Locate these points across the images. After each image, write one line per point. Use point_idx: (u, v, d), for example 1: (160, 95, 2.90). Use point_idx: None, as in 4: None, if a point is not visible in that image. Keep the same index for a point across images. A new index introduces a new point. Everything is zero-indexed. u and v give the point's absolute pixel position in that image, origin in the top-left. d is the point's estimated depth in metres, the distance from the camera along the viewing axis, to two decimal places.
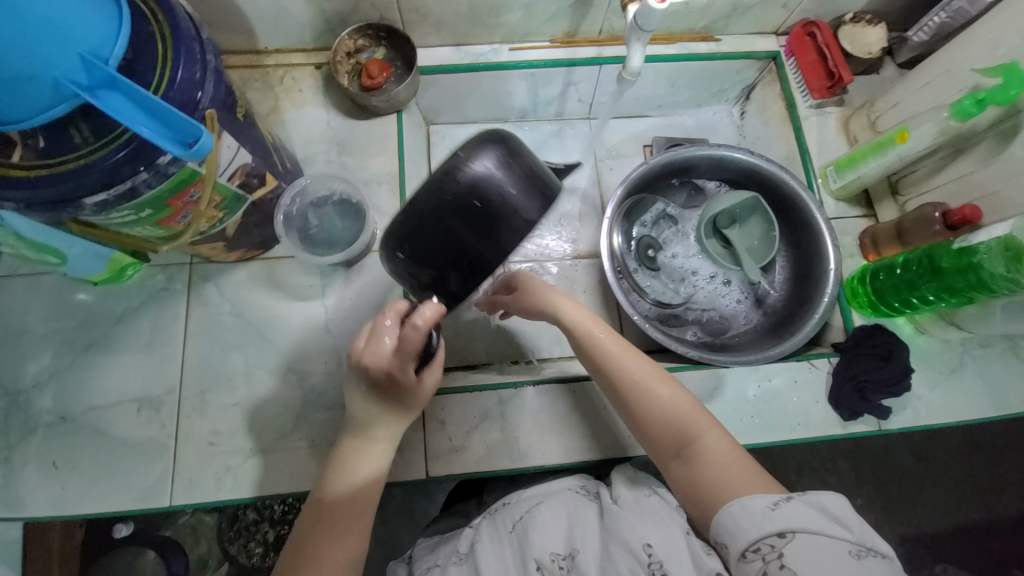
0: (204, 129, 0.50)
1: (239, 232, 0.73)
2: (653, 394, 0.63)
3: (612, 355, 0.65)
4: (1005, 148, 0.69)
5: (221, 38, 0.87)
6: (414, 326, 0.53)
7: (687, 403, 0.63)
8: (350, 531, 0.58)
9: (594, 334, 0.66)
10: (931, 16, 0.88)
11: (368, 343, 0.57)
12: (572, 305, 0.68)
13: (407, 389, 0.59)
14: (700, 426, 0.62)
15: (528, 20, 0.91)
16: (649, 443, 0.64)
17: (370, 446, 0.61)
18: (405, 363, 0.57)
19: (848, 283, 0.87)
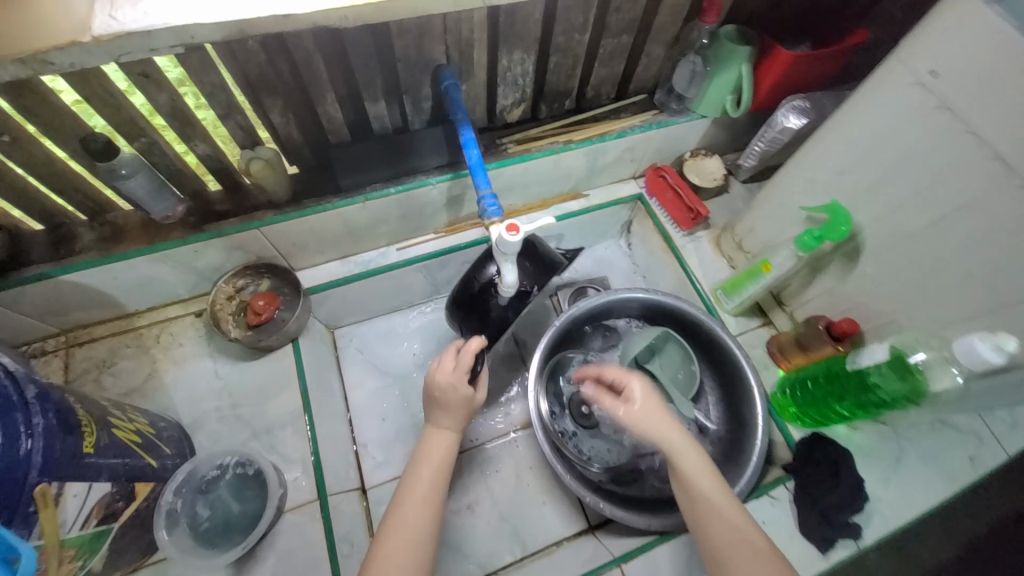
0: (30, 539, 0.39)
1: (110, 560, 0.61)
2: (754, 558, 0.58)
3: (714, 499, 0.63)
4: (854, 266, 0.76)
5: (82, 315, 0.81)
6: (461, 351, 0.70)
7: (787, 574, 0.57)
8: (432, 508, 0.62)
9: (700, 475, 0.65)
10: (753, 146, 0.99)
11: (436, 365, 0.70)
12: (679, 440, 0.67)
13: (463, 401, 0.68)
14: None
15: (407, 223, 0.93)
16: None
17: (440, 436, 0.67)
18: (460, 377, 0.68)
19: (773, 396, 0.88)
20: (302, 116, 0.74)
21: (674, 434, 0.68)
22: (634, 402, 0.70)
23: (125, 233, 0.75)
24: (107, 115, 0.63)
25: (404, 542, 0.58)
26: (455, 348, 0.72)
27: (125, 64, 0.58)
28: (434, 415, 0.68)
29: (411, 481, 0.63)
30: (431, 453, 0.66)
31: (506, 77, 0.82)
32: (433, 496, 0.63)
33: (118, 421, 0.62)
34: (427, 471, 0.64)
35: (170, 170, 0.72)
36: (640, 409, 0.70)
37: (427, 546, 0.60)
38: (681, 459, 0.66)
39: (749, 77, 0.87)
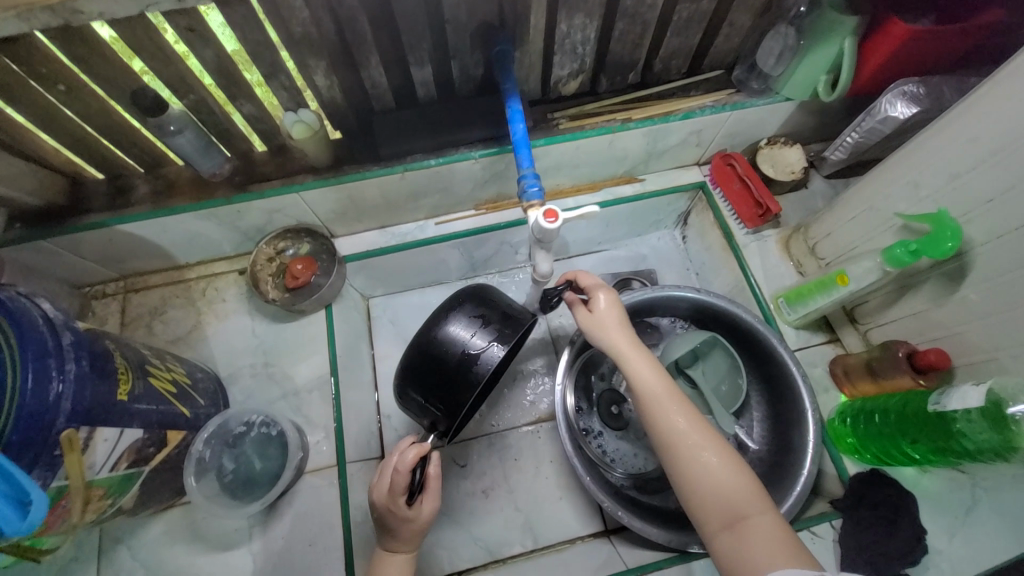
0: (43, 483, 0.44)
1: (142, 498, 0.66)
2: (704, 456, 0.57)
3: (662, 397, 0.60)
4: (955, 289, 0.64)
5: (139, 264, 0.85)
6: (398, 466, 0.60)
7: (735, 473, 0.56)
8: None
9: (646, 375, 0.62)
10: (843, 137, 0.87)
11: (377, 480, 0.62)
12: (624, 341, 0.65)
13: (405, 523, 0.61)
14: (755, 500, 0.54)
15: (447, 197, 0.89)
16: (693, 507, 0.57)
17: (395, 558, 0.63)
18: (399, 502, 0.60)
19: (830, 423, 0.79)
20: (345, 78, 0.71)
21: (619, 338, 0.65)
22: (600, 313, 0.67)
23: (175, 188, 0.76)
24: (157, 70, 0.63)
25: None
26: (395, 458, 0.62)
27: (171, 18, 0.57)
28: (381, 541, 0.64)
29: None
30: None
31: (564, 45, 0.74)
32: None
33: (154, 369, 0.64)
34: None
35: (218, 128, 0.73)
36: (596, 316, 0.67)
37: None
38: (631, 363, 0.63)
39: (851, 55, 0.75)
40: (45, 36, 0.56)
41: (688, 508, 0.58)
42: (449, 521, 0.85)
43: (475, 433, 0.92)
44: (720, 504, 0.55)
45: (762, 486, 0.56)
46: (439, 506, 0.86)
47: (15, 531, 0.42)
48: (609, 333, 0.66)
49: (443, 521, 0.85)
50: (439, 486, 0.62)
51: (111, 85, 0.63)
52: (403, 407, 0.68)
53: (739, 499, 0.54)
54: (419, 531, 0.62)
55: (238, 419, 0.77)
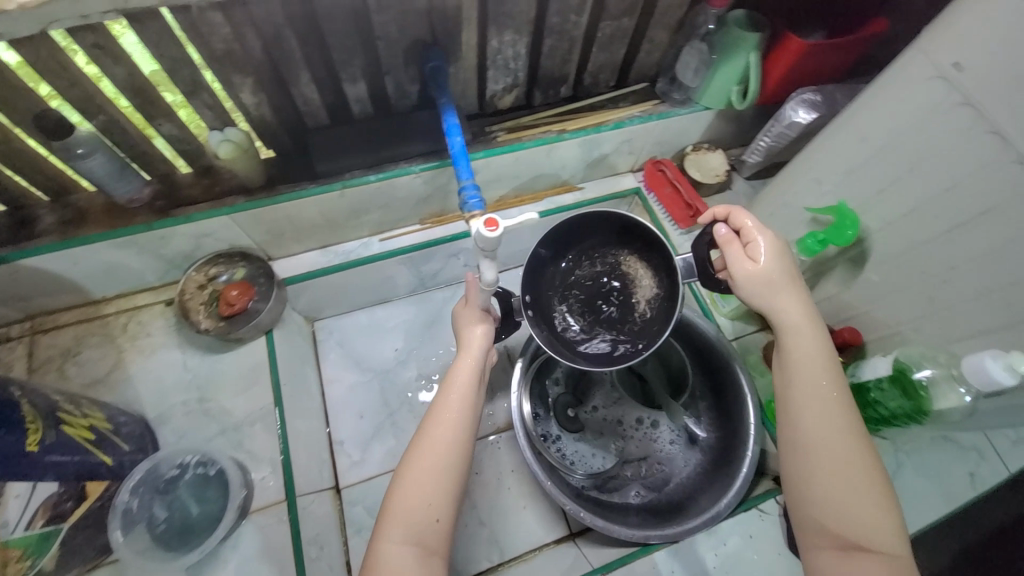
0: None
1: (59, 562, 0.59)
2: (850, 476, 0.51)
3: (817, 398, 0.54)
4: (859, 273, 0.71)
5: (47, 301, 0.77)
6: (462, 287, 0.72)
7: (876, 503, 0.51)
8: (470, 415, 0.60)
9: (816, 370, 0.55)
10: (757, 141, 0.95)
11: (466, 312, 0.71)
12: (796, 322, 0.57)
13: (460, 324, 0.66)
14: (890, 542, 0.50)
15: (390, 213, 0.88)
16: (804, 513, 0.53)
17: (468, 354, 0.64)
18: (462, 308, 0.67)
19: (767, 404, 0.85)
20: (275, 96, 0.69)
21: (798, 316, 0.57)
22: (762, 282, 0.57)
23: (87, 217, 0.70)
24: (60, 90, 0.58)
25: (434, 455, 0.57)
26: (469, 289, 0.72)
27: (74, 35, 0.53)
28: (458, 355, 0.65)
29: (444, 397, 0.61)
30: (457, 381, 0.62)
31: (497, 60, 0.77)
32: (469, 398, 0.61)
33: (68, 415, 0.58)
34: (459, 385, 0.61)
35: (134, 150, 0.68)
36: (763, 274, 0.57)
37: (454, 455, 0.58)
38: (798, 349, 0.56)
39: (756, 67, 0.82)
40: None
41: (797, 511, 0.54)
42: None
43: None
44: (842, 529, 0.51)
45: (901, 530, 0.51)
46: None
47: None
48: (787, 307, 0.57)
49: None
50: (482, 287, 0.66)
51: (7, 108, 0.58)
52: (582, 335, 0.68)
53: (869, 533, 0.50)
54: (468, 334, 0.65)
55: (170, 462, 0.70)
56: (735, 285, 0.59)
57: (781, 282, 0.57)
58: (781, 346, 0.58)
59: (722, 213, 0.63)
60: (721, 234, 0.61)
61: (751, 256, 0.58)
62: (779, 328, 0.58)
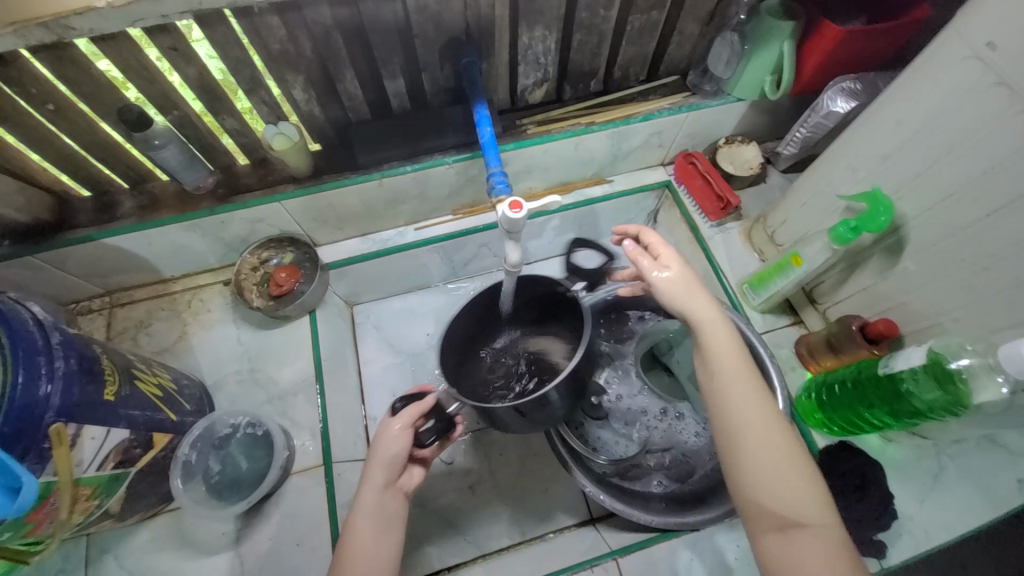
0: (32, 469, 0.45)
1: (128, 502, 0.67)
2: (773, 455, 0.53)
3: (734, 383, 0.56)
4: (895, 262, 0.69)
5: (125, 279, 0.87)
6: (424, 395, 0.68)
7: (800, 476, 0.52)
8: (381, 557, 0.58)
9: (731, 365, 0.57)
10: (793, 133, 0.93)
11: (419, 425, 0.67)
12: (709, 320, 0.59)
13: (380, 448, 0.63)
14: (821, 512, 0.50)
15: (425, 204, 0.94)
16: (742, 499, 0.53)
17: (367, 492, 0.60)
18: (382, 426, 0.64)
19: (798, 400, 0.81)
20: (322, 93, 0.76)
21: (710, 313, 0.59)
22: (673, 282, 0.61)
23: (159, 202, 0.80)
24: (141, 87, 0.67)
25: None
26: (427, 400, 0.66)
27: (154, 38, 0.61)
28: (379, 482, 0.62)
29: (350, 535, 0.59)
30: (356, 530, 0.58)
31: (528, 55, 0.80)
32: (380, 541, 0.59)
33: (141, 374, 0.66)
34: (361, 530, 0.59)
35: (200, 142, 0.77)
36: (674, 278, 0.61)
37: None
38: (710, 340, 0.58)
39: (790, 56, 0.82)
40: (33, 57, 0.59)
41: (736, 499, 0.54)
42: (436, 517, 0.86)
43: (461, 431, 0.94)
44: (777, 506, 0.51)
45: (830, 500, 0.52)
46: (426, 504, 0.87)
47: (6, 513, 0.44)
48: (693, 304, 0.60)
49: (431, 517, 0.86)
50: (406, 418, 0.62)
51: (99, 103, 0.67)
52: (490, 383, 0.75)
53: (801, 506, 0.51)
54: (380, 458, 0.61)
55: (223, 422, 0.78)
56: (654, 291, 0.62)
57: (687, 283, 0.61)
58: (697, 340, 0.59)
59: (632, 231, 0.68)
60: (630, 250, 0.65)
61: (663, 264, 0.62)
62: (693, 324, 0.60)
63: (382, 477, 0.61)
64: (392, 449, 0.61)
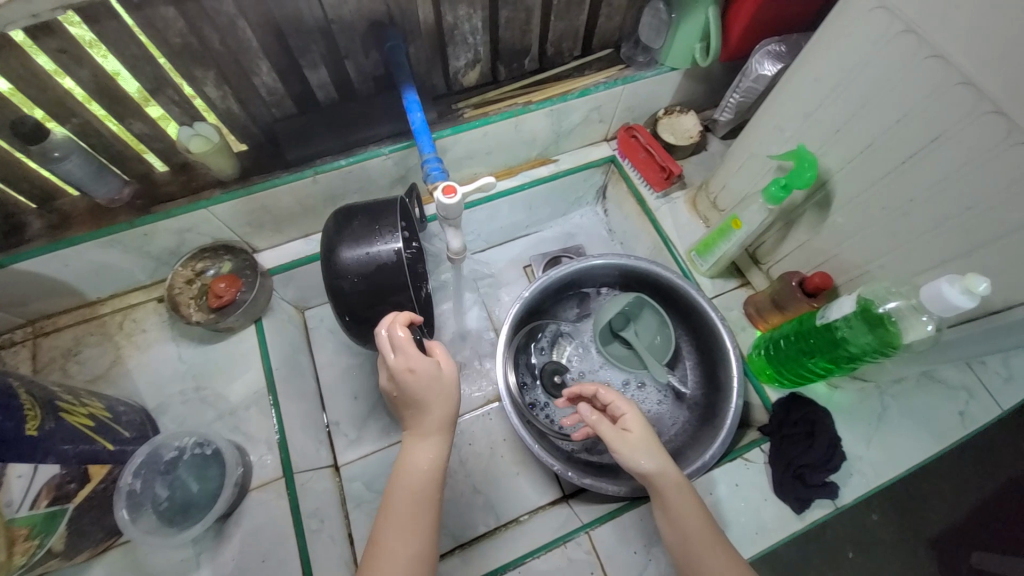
0: None
1: (71, 541, 0.63)
2: None
3: (696, 531, 0.59)
4: (826, 216, 0.72)
5: (45, 305, 0.80)
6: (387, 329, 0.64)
7: None
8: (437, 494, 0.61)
9: (691, 517, 0.60)
10: (727, 99, 0.94)
11: (401, 345, 0.62)
12: (672, 478, 0.62)
13: (434, 386, 0.62)
14: None
15: (367, 197, 0.91)
16: None
17: (424, 444, 0.62)
18: (397, 358, 0.62)
19: (750, 358, 0.85)
20: (239, 89, 0.71)
21: (672, 474, 0.62)
22: (634, 434, 0.65)
23: (72, 220, 0.74)
24: (31, 97, 0.61)
25: (426, 516, 0.58)
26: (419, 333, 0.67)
27: (38, 40, 0.56)
28: (416, 422, 0.63)
29: (406, 482, 0.60)
30: (414, 468, 0.60)
31: (455, 37, 0.78)
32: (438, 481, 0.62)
33: (68, 405, 0.62)
34: (420, 481, 0.60)
35: (110, 152, 0.71)
36: (635, 438, 0.65)
37: (432, 504, 0.59)
38: (669, 493, 0.61)
39: (716, 22, 0.81)
40: None
41: None
42: None
43: None
44: None
45: None
46: None
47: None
48: (645, 461, 0.63)
49: None
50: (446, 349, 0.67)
51: None
52: (341, 254, 0.64)
53: None
54: (444, 388, 0.63)
55: (168, 446, 0.74)
56: (616, 450, 0.64)
57: (646, 440, 0.64)
58: (656, 493, 0.62)
59: (590, 390, 0.73)
60: (590, 412, 0.67)
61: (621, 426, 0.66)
62: (648, 479, 0.63)
63: (442, 425, 0.63)
64: (450, 380, 0.64)
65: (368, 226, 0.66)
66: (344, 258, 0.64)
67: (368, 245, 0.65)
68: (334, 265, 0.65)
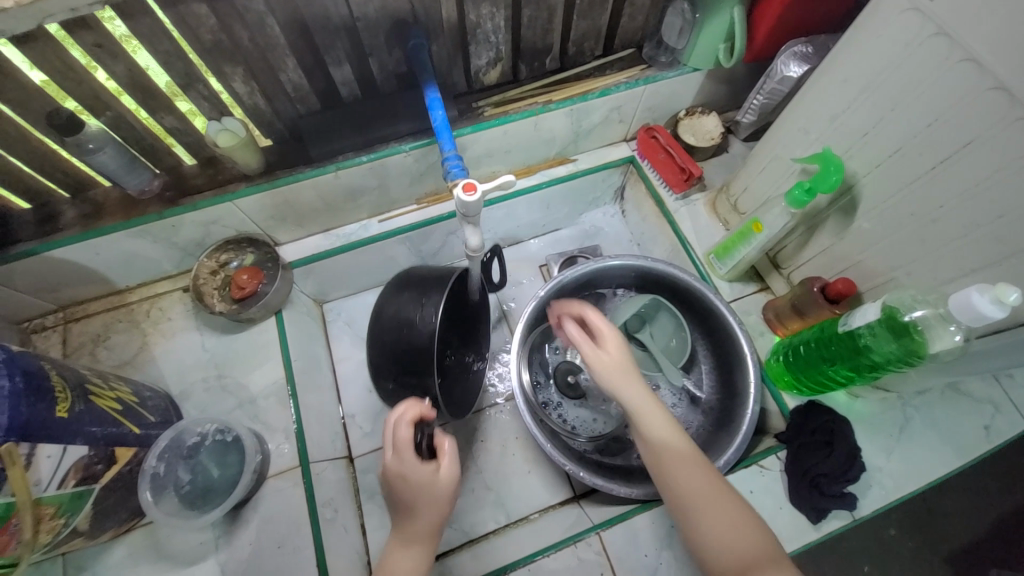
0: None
1: (97, 520, 0.65)
2: (713, 520, 0.54)
3: (670, 451, 0.59)
4: (851, 222, 0.70)
5: (77, 292, 0.83)
6: (396, 424, 0.63)
7: (757, 534, 0.53)
8: None
9: (666, 444, 0.60)
10: (750, 100, 0.93)
11: (399, 444, 0.62)
12: (643, 400, 0.63)
13: (429, 492, 0.60)
14: (773, 558, 0.50)
15: (387, 193, 0.92)
16: (704, 563, 0.54)
17: (405, 553, 0.59)
18: (394, 459, 0.61)
19: (767, 364, 0.83)
20: (266, 85, 0.73)
21: (641, 396, 0.63)
22: (607, 360, 0.66)
23: (105, 210, 0.76)
24: (69, 89, 0.63)
25: None
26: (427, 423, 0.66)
27: (76, 34, 0.58)
28: (400, 526, 0.60)
29: None
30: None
31: (477, 35, 0.78)
32: None
33: (96, 388, 0.64)
34: None
35: (141, 144, 0.73)
36: (608, 360, 0.66)
37: None
38: (643, 416, 0.62)
39: (741, 23, 0.80)
40: None
41: (701, 564, 0.55)
42: None
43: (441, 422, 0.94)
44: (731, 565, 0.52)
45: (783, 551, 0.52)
46: None
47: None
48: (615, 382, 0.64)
49: None
50: (454, 450, 0.64)
51: (24, 108, 0.63)
52: (386, 312, 0.75)
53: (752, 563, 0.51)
54: (436, 499, 0.60)
55: (190, 431, 0.76)
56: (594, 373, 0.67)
57: (619, 364, 0.65)
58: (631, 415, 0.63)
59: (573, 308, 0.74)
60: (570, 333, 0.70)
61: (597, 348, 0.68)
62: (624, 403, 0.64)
63: (429, 535, 0.60)
64: (446, 486, 0.61)
65: (416, 297, 0.73)
66: (387, 314, 0.74)
67: (413, 312, 0.72)
68: (378, 320, 0.75)
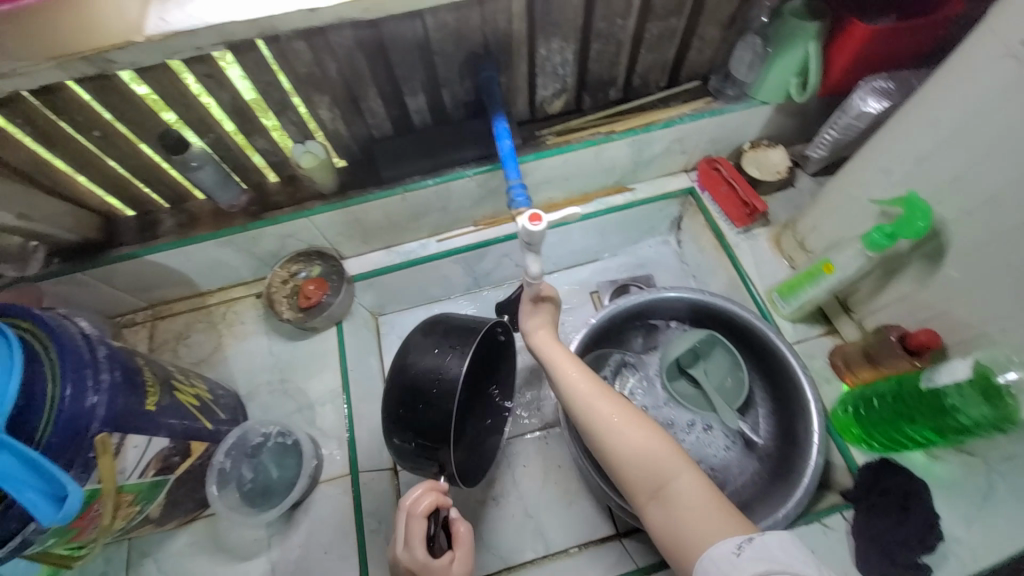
0: (79, 479, 0.49)
1: (167, 508, 0.70)
2: (616, 426, 0.62)
3: (578, 383, 0.67)
4: (936, 269, 0.66)
5: (165, 292, 0.92)
6: (411, 513, 0.60)
7: (658, 439, 0.60)
8: None
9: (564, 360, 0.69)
10: (822, 135, 0.90)
11: (411, 539, 0.59)
12: (552, 347, 0.71)
13: None
14: (675, 465, 0.58)
15: (448, 215, 0.95)
16: (622, 483, 0.61)
17: None
18: (404, 554, 0.59)
19: (833, 414, 0.79)
20: (347, 112, 0.78)
21: (550, 345, 0.71)
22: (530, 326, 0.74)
23: (197, 221, 0.84)
24: (180, 114, 0.71)
25: None
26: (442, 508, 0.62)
27: (192, 66, 0.65)
28: None
29: None
30: None
31: (545, 67, 0.80)
32: None
33: (179, 384, 0.70)
34: None
35: (234, 163, 0.80)
36: (526, 315, 0.75)
37: None
38: (554, 360, 0.70)
39: (816, 58, 0.79)
40: (80, 87, 0.64)
41: (622, 488, 0.62)
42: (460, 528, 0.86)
43: None
44: (638, 472, 0.59)
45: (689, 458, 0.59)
46: None
47: (51, 521, 0.47)
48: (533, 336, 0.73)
49: None
50: (471, 539, 0.62)
51: (143, 129, 0.71)
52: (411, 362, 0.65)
53: (656, 466, 0.58)
54: None
55: (255, 431, 0.80)
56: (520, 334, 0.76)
57: (534, 324, 0.74)
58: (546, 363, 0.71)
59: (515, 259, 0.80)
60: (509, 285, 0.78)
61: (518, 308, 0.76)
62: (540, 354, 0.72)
63: None
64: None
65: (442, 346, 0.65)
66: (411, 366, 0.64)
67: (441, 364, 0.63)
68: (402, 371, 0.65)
